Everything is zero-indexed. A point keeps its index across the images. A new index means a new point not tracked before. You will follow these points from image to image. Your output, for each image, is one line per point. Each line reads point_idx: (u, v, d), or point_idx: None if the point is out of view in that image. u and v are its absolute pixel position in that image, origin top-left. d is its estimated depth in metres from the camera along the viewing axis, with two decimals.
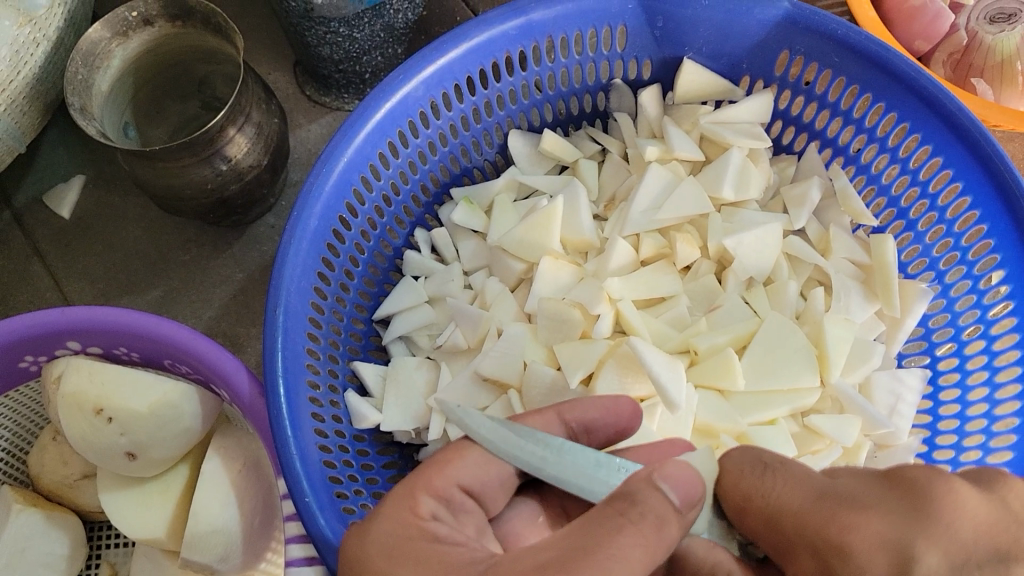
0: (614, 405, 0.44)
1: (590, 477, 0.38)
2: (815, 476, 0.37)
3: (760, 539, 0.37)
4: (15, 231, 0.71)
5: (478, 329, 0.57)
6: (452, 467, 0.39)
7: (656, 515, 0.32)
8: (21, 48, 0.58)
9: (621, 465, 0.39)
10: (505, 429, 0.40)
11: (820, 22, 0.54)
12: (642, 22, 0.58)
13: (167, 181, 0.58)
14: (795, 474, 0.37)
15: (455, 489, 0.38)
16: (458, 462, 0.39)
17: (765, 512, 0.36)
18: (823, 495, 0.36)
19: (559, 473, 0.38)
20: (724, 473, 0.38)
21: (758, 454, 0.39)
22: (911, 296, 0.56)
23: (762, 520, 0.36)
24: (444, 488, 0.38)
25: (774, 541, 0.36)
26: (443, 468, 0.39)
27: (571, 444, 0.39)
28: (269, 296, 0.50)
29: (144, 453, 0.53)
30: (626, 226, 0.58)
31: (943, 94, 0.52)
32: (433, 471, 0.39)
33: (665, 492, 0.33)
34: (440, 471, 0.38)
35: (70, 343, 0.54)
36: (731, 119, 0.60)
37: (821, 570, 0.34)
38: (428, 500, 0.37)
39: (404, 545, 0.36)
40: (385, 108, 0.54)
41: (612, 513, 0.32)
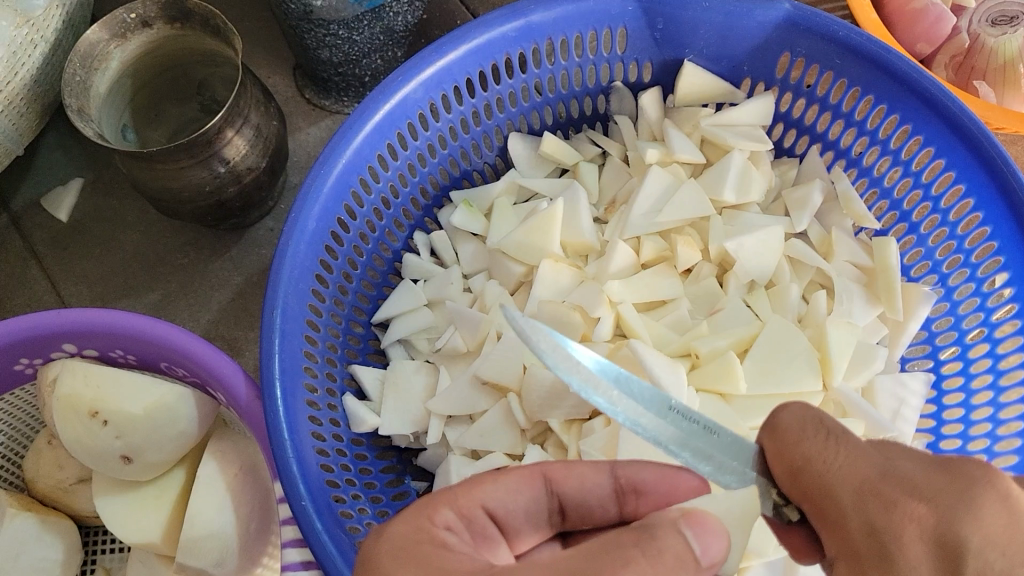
0: (672, 478, 0.41)
1: (642, 415, 0.36)
2: (871, 449, 0.35)
3: (805, 501, 0.35)
4: (12, 235, 0.71)
5: (477, 332, 0.57)
6: (481, 489, 0.37)
7: (674, 556, 0.30)
8: (18, 49, 0.57)
9: (674, 405, 0.37)
10: (569, 349, 0.36)
11: (822, 24, 0.54)
12: (642, 24, 0.57)
13: (165, 184, 0.58)
14: (855, 444, 0.35)
15: (479, 510, 0.37)
16: (490, 484, 0.38)
17: (822, 480, 0.34)
18: (886, 476, 0.34)
19: (614, 405, 0.36)
20: (783, 429, 0.35)
21: (819, 413, 0.36)
22: (914, 299, 0.56)
23: (817, 484, 0.34)
24: (467, 506, 0.36)
25: (823, 509, 0.34)
26: (472, 489, 0.37)
27: (627, 375, 0.36)
28: (267, 298, 0.50)
29: (139, 456, 0.52)
30: (627, 228, 0.57)
31: (945, 96, 0.51)
32: (466, 491, 0.37)
33: (688, 539, 0.31)
34: (468, 491, 0.37)
35: (66, 345, 0.53)
36: (732, 121, 0.59)
37: (872, 550, 0.33)
38: (446, 512, 0.36)
39: (411, 548, 0.34)
40: (383, 109, 0.54)
41: (626, 544, 0.31)
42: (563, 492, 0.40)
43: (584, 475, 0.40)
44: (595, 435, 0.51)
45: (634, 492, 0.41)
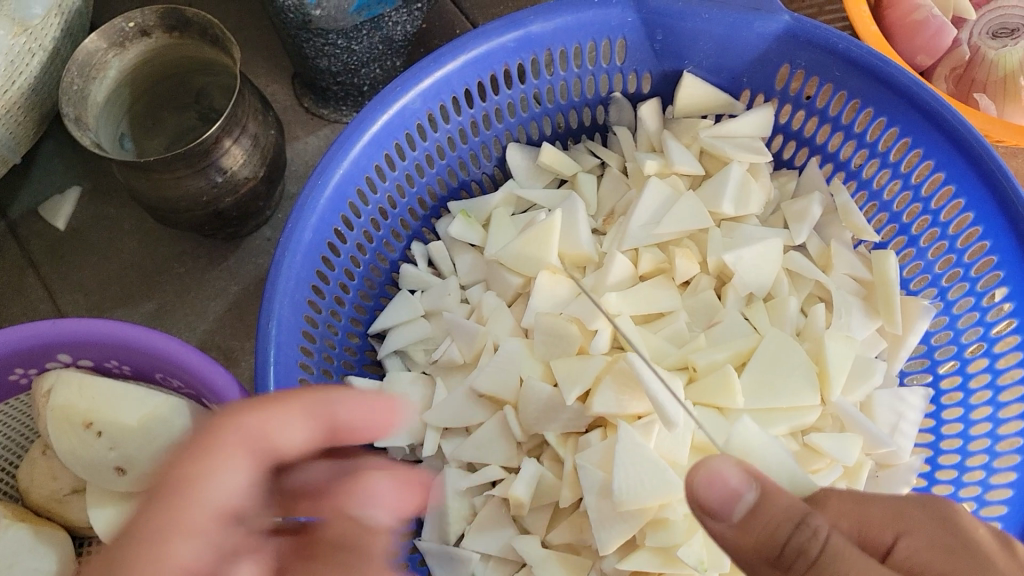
0: (382, 404, 0.37)
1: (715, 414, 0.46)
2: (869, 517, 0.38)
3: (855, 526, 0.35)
4: (10, 242, 0.71)
5: (473, 344, 0.57)
6: (197, 488, 0.32)
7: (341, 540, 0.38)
8: (16, 58, 0.57)
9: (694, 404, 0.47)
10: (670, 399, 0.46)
11: (821, 36, 0.53)
12: (641, 35, 0.57)
13: (162, 193, 0.58)
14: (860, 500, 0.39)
15: (209, 512, 0.32)
16: (211, 477, 0.32)
17: (856, 495, 0.37)
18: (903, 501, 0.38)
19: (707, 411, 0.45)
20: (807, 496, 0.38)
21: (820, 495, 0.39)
22: (912, 313, 0.56)
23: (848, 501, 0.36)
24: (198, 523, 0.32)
25: (865, 515, 0.35)
26: (192, 489, 0.32)
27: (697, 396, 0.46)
28: (262, 309, 0.50)
29: (133, 468, 0.52)
30: (625, 240, 0.57)
31: (945, 109, 0.51)
32: (185, 494, 0.32)
33: (365, 514, 0.38)
34: (184, 494, 0.32)
35: (60, 356, 0.53)
36: (732, 133, 0.59)
37: (941, 519, 0.35)
38: (180, 549, 0.31)
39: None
40: (381, 119, 0.54)
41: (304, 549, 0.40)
42: (276, 445, 0.34)
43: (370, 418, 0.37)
44: (592, 448, 0.51)
45: (343, 432, 0.36)
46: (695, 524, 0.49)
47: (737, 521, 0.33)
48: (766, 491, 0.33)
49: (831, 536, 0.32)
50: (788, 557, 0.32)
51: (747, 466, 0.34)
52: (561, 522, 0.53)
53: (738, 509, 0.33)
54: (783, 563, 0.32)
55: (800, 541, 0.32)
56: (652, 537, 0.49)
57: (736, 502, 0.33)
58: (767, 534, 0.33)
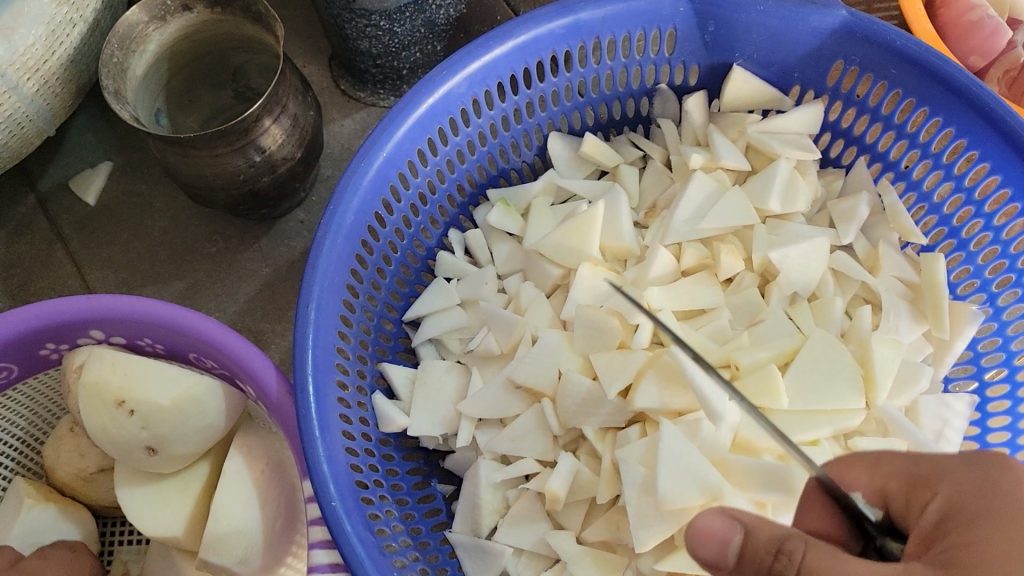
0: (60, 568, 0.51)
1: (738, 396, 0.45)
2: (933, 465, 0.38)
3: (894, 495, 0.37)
4: (38, 216, 0.70)
5: (512, 334, 0.55)
6: None
7: None
8: (57, 28, 0.56)
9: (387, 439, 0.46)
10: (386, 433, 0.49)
11: (879, 32, 0.52)
12: (693, 26, 0.56)
13: (198, 170, 0.57)
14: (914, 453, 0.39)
15: None
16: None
17: (903, 461, 0.38)
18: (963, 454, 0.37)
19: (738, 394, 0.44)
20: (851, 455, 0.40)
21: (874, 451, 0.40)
22: (961, 318, 0.55)
23: (900, 463, 0.38)
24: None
25: (910, 475, 0.37)
26: None
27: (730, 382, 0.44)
28: (301, 292, 0.49)
29: (164, 448, 0.51)
30: (669, 234, 0.56)
31: (1005, 111, 0.50)
32: None
33: None
34: None
35: (93, 332, 0.52)
36: (780, 129, 0.58)
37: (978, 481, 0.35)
38: None
39: None
40: (426, 103, 0.53)
41: None
42: None
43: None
44: (633, 444, 0.50)
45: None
46: None
47: (734, 563, 0.35)
48: (752, 531, 0.35)
49: (807, 555, 0.33)
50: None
51: (729, 511, 0.35)
52: (596, 520, 0.52)
53: (730, 553, 0.35)
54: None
55: (781, 565, 0.33)
56: None
57: (725, 549, 0.35)
58: (755, 567, 0.34)
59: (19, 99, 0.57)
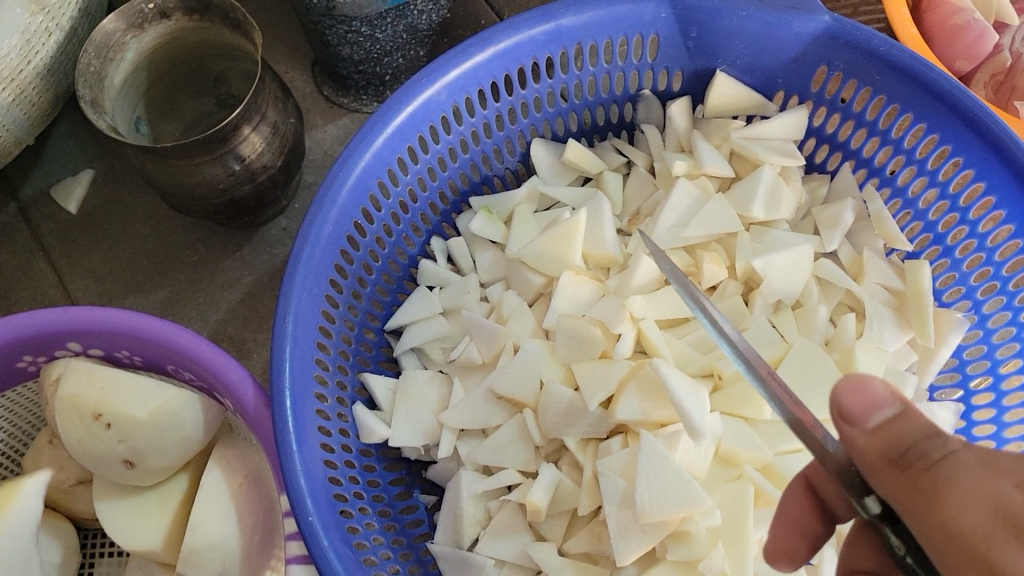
0: None
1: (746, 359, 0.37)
2: None
3: None
4: (20, 225, 0.70)
5: (494, 344, 0.55)
6: None
7: None
8: (32, 37, 0.56)
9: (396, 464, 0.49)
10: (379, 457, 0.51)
11: (862, 38, 0.52)
12: (675, 32, 0.56)
13: (177, 179, 0.56)
14: None
15: None
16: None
17: None
18: None
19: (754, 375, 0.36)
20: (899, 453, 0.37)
21: None
22: (945, 326, 0.54)
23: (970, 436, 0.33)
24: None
25: None
26: None
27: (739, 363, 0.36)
28: (279, 304, 0.48)
29: (141, 462, 0.50)
30: (651, 242, 0.56)
31: (989, 117, 0.49)
32: None
33: None
34: None
35: (70, 345, 0.52)
36: (765, 134, 0.58)
37: None
38: None
39: None
40: (405, 111, 0.52)
41: None
42: None
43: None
44: (613, 456, 0.50)
45: None
46: (715, 537, 0.47)
47: (870, 429, 0.31)
48: (910, 413, 0.31)
49: (956, 456, 0.29)
50: (910, 458, 0.30)
51: (896, 387, 0.32)
52: (577, 532, 0.52)
53: (874, 419, 0.31)
54: (902, 464, 0.30)
55: (925, 448, 0.30)
56: (673, 552, 0.47)
57: (875, 412, 0.31)
58: (896, 438, 0.31)
59: None
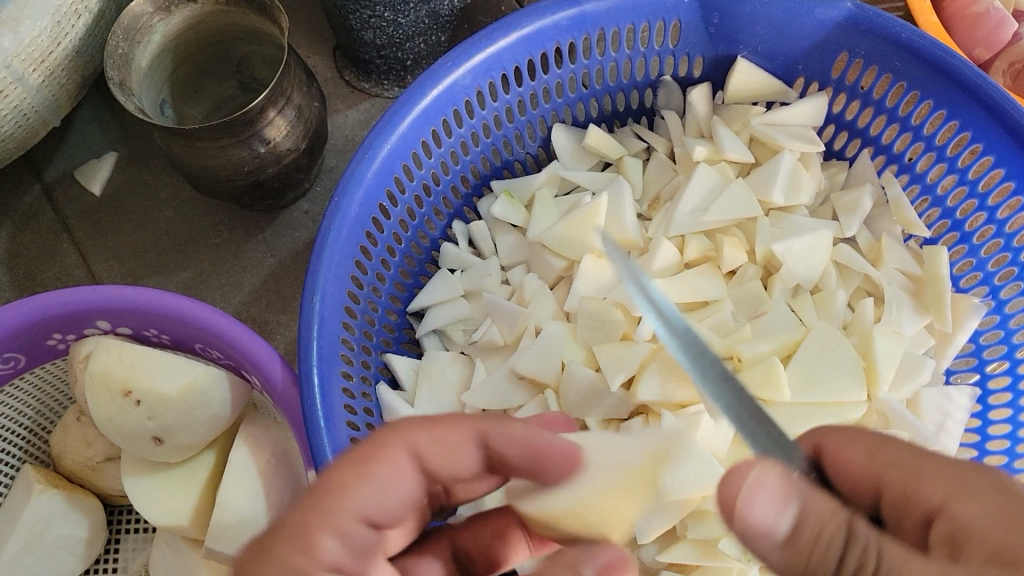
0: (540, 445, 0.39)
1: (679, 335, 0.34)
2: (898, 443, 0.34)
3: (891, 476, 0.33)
4: (44, 206, 0.70)
5: (515, 326, 0.56)
6: (348, 495, 0.35)
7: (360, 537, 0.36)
8: (62, 20, 0.56)
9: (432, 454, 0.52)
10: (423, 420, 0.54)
11: (883, 25, 0.52)
12: (697, 18, 0.56)
13: (205, 161, 0.57)
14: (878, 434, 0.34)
15: (356, 523, 0.35)
16: (358, 486, 0.35)
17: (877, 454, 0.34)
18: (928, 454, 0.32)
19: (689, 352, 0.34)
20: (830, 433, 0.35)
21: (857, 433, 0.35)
22: (962, 311, 0.55)
23: (907, 453, 0.33)
24: (342, 521, 0.35)
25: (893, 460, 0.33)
26: (342, 495, 0.35)
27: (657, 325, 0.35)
28: (306, 283, 0.49)
29: (170, 438, 0.52)
30: (672, 227, 0.56)
31: (1010, 104, 0.50)
32: (333, 499, 0.35)
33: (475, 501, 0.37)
34: (337, 499, 0.35)
35: (99, 323, 0.53)
36: (783, 121, 0.58)
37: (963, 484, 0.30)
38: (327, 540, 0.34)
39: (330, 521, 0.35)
40: (430, 94, 0.53)
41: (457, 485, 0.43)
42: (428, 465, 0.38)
43: (451, 446, 0.38)
44: (635, 435, 0.50)
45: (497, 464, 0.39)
46: None
47: (781, 544, 0.29)
48: (806, 517, 0.29)
49: (883, 560, 0.29)
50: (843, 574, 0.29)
51: (771, 480, 0.29)
52: None
53: (779, 537, 0.29)
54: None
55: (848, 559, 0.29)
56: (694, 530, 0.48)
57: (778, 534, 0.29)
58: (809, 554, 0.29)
59: (23, 90, 0.58)
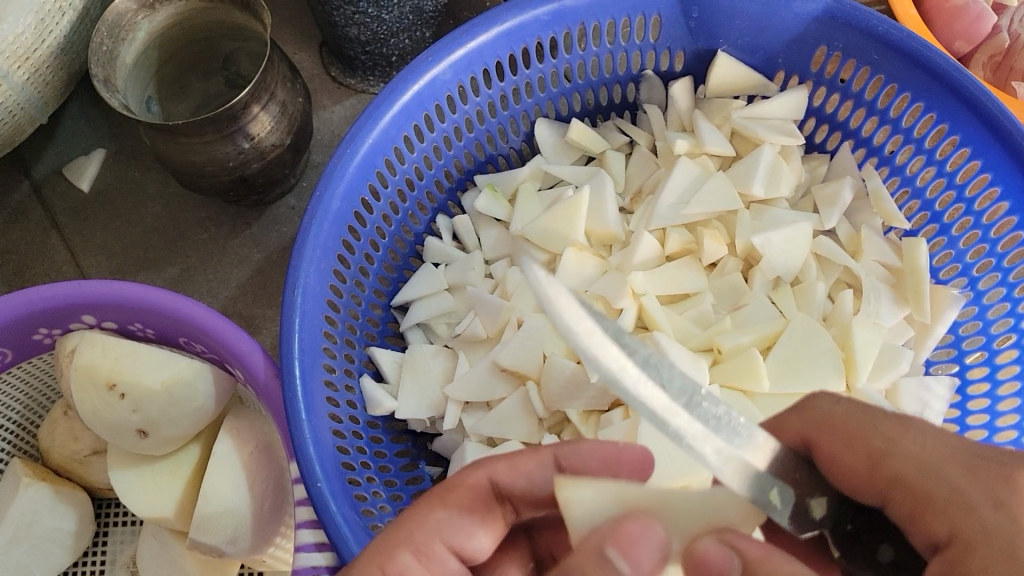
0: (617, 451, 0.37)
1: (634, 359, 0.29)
2: (883, 433, 0.36)
3: (865, 482, 0.36)
4: (33, 203, 0.71)
5: (498, 319, 0.56)
6: (434, 518, 0.36)
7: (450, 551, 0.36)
8: (46, 17, 0.57)
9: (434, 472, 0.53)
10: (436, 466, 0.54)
11: (860, 18, 0.53)
12: (677, 12, 0.57)
13: (189, 157, 0.58)
14: (859, 422, 0.37)
15: (436, 543, 0.36)
16: (440, 509, 0.36)
17: (867, 453, 0.36)
18: (929, 467, 0.34)
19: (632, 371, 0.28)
20: (814, 416, 0.38)
21: (853, 415, 0.37)
22: (941, 302, 0.55)
23: (914, 464, 0.35)
24: (425, 543, 0.35)
25: (870, 454, 0.36)
26: (426, 519, 0.36)
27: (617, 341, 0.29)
28: (288, 277, 0.50)
29: (155, 431, 0.52)
30: (653, 219, 0.57)
31: (986, 96, 0.50)
32: (419, 520, 0.36)
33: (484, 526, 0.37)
34: (423, 523, 0.36)
35: (85, 317, 0.53)
36: (765, 115, 0.59)
37: (923, 467, 0.35)
38: (406, 558, 0.35)
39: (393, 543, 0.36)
40: (411, 90, 0.53)
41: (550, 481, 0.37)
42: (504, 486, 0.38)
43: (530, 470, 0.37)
44: (615, 426, 0.51)
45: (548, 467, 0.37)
46: None
47: None
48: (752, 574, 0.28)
49: None
50: None
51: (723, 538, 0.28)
52: None
53: None
54: None
55: None
56: None
57: None
58: None
59: (9, 88, 0.58)
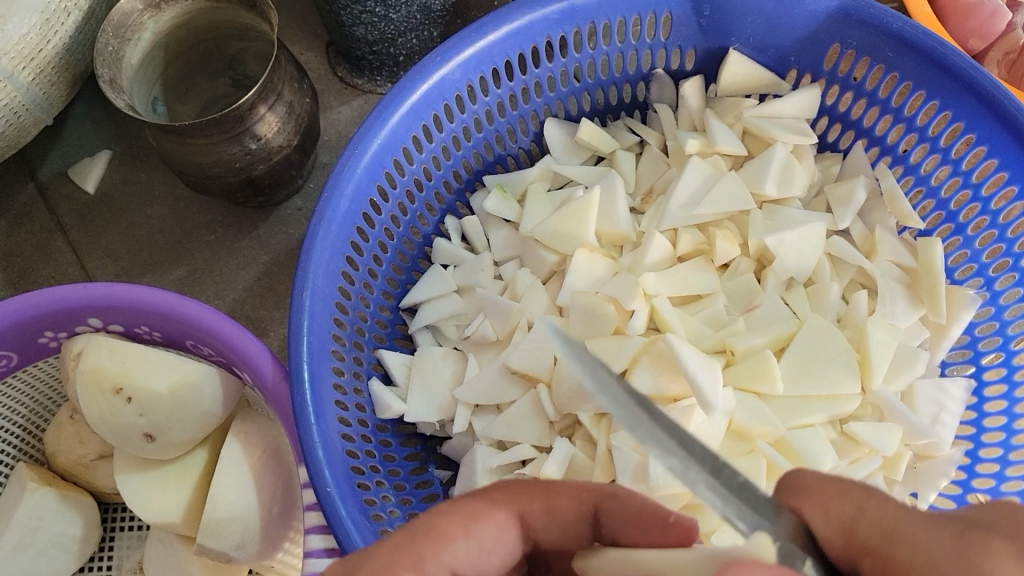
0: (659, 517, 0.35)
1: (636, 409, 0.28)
2: (852, 492, 0.32)
3: (837, 551, 0.32)
4: (39, 206, 0.70)
5: (507, 321, 0.56)
6: (450, 550, 0.34)
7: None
8: (51, 17, 0.56)
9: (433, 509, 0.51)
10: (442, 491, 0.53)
11: (875, 15, 0.52)
12: (688, 11, 0.56)
13: (195, 158, 0.57)
14: (830, 485, 0.32)
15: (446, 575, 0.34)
16: (460, 539, 0.34)
17: (840, 520, 0.31)
18: (895, 532, 0.31)
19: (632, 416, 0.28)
20: (791, 483, 0.33)
21: (821, 478, 0.32)
22: (958, 302, 0.54)
23: (878, 529, 0.31)
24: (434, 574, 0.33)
25: (841, 520, 0.31)
26: (442, 546, 0.34)
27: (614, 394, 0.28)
28: (296, 279, 0.49)
29: (162, 435, 0.51)
30: (664, 219, 0.56)
31: (1003, 94, 0.50)
32: (433, 547, 0.33)
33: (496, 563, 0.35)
34: (438, 550, 0.33)
35: (91, 320, 0.53)
36: (777, 113, 0.58)
37: (888, 531, 0.31)
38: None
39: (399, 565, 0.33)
40: (421, 89, 0.53)
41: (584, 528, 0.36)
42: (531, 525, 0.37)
43: (565, 517, 0.37)
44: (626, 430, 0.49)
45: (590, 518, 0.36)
46: None
47: None
48: None
49: None
50: None
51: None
52: None
53: None
54: None
55: None
56: None
57: None
58: None
59: (14, 88, 0.58)
